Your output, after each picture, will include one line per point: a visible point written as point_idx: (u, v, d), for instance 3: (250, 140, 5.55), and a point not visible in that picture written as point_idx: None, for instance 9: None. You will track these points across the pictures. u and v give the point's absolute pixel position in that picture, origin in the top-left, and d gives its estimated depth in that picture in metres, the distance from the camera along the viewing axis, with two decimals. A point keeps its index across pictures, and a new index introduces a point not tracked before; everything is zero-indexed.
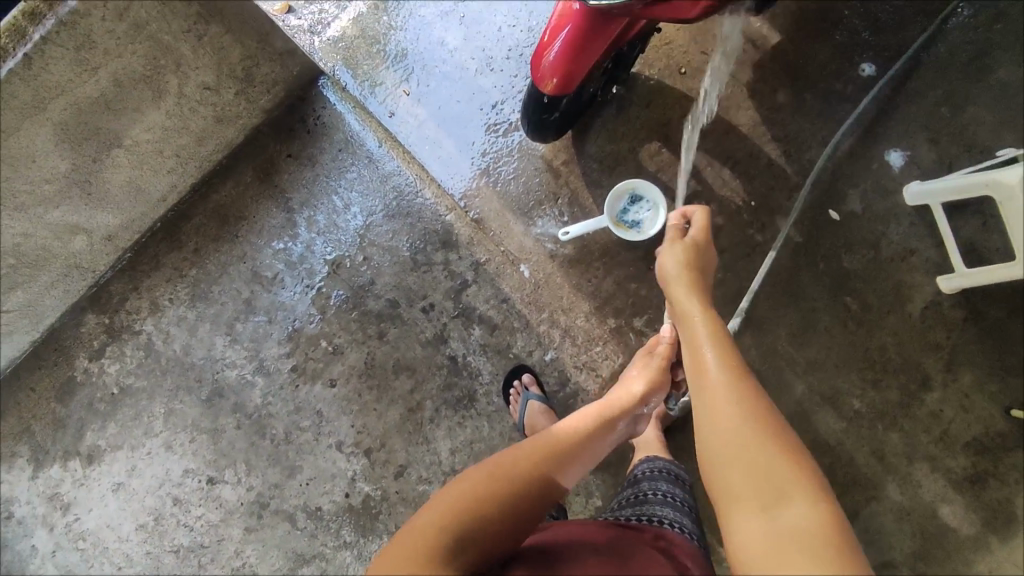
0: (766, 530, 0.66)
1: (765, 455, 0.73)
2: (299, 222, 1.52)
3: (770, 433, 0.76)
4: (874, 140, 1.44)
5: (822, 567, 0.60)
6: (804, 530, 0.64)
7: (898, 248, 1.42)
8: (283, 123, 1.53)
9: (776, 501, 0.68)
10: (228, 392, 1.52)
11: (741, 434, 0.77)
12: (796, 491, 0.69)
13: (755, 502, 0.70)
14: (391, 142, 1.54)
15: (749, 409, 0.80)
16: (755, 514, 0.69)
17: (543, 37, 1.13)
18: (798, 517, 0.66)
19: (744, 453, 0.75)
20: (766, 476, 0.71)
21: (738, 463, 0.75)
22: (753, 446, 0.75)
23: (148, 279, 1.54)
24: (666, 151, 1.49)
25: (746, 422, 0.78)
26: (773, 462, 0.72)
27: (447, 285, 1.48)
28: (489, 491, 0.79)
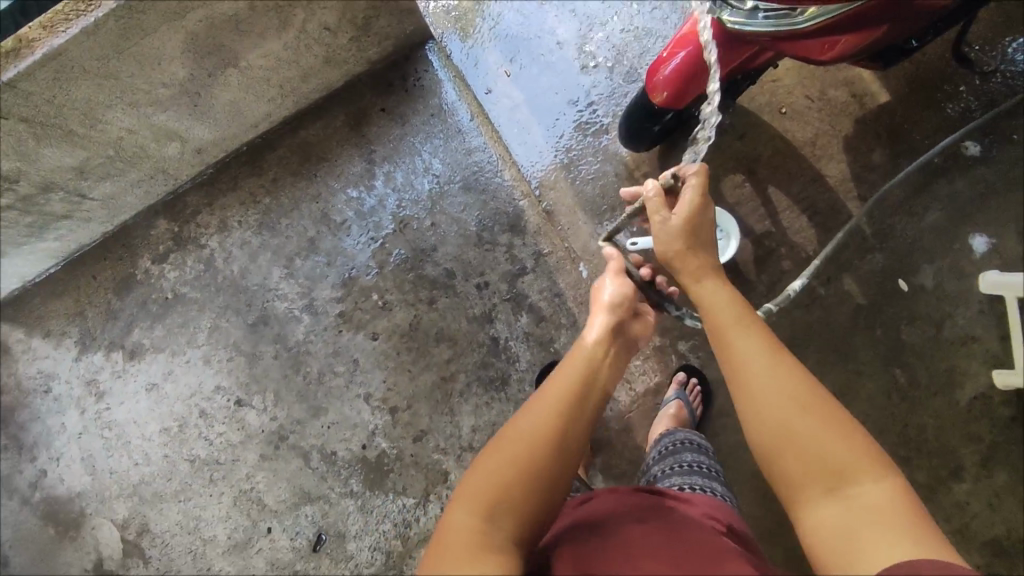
0: (840, 515, 0.68)
1: (823, 441, 0.72)
2: (377, 175, 1.55)
3: (821, 417, 0.74)
4: (962, 221, 1.42)
5: (907, 543, 0.64)
6: (879, 510, 0.67)
7: (961, 332, 1.40)
8: (383, 78, 1.56)
9: (841, 488, 0.69)
10: (273, 322, 1.57)
11: (790, 422, 0.74)
12: (861, 471, 0.69)
13: (820, 487, 0.70)
14: (482, 118, 1.56)
15: (794, 391, 0.77)
16: (824, 500, 0.70)
17: (663, 50, 1.16)
18: (869, 496, 0.68)
19: (799, 440, 0.73)
20: (828, 463, 0.71)
21: (795, 456, 0.73)
22: (807, 437, 0.73)
23: (224, 198, 1.59)
24: (748, 185, 1.49)
25: (794, 410, 0.75)
26: (831, 447, 0.72)
27: (505, 268, 1.50)
28: (513, 471, 0.80)
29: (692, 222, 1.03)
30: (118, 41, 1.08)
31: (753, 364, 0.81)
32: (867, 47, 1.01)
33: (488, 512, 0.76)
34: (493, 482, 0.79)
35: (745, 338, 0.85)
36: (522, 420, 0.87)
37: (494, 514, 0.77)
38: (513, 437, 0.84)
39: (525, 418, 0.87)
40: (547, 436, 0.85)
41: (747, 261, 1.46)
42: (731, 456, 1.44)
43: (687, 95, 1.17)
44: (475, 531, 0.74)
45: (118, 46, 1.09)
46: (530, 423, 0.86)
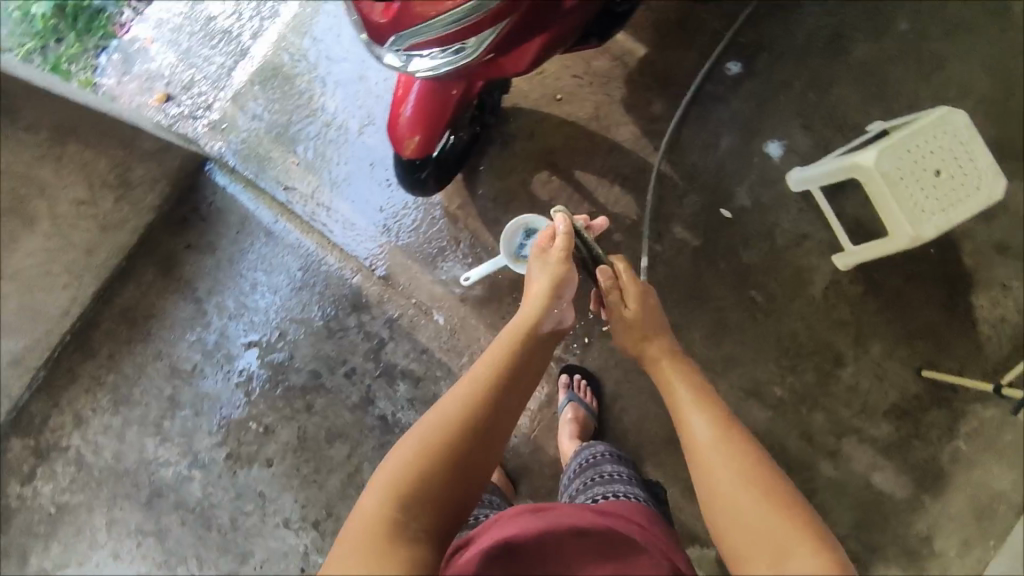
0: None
1: (771, 519, 0.73)
2: (208, 310, 1.51)
3: (769, 494, 0.76)
4: (752, 135, 1.46)
5: None
6: None
7: (792, 235, 1.45)
8: (174, 215, 1.52)
9: (782, 560, 0.69)
10: (166, 491, 1.51)
11: (739, 498, 0.76)
12: (805, 547, 0.70)
13: (763, 561, 0.70)
14: (288, 215, 1.54)
15: (748, 473, 0.79)
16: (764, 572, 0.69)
17: (396, 93, 1.09)
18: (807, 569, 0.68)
19: (751, 517, 0.74)
20: (772, 537, 0.71)
21: (742, 527, 0.74)
22: (753, 509, 0.74)
23: (67, 392, 1.52)
24: (555, 178, 1.50)
25: (743, 485, 0.77)
26: (776, 524, 0.72)
27: (365, 346, 1.49)
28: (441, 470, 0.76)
29: (645, 305, 1.10)
30: None
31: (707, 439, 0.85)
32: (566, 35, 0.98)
33: (406, 504, 0.73)
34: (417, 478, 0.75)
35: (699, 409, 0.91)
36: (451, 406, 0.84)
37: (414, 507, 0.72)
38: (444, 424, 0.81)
39: (451, 403, 0.84)
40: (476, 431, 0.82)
41: None
42: (641, 432, 1.46)
43: (432, 138, 1.11)
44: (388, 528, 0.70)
45: None
46: (446, 421, 0.82)
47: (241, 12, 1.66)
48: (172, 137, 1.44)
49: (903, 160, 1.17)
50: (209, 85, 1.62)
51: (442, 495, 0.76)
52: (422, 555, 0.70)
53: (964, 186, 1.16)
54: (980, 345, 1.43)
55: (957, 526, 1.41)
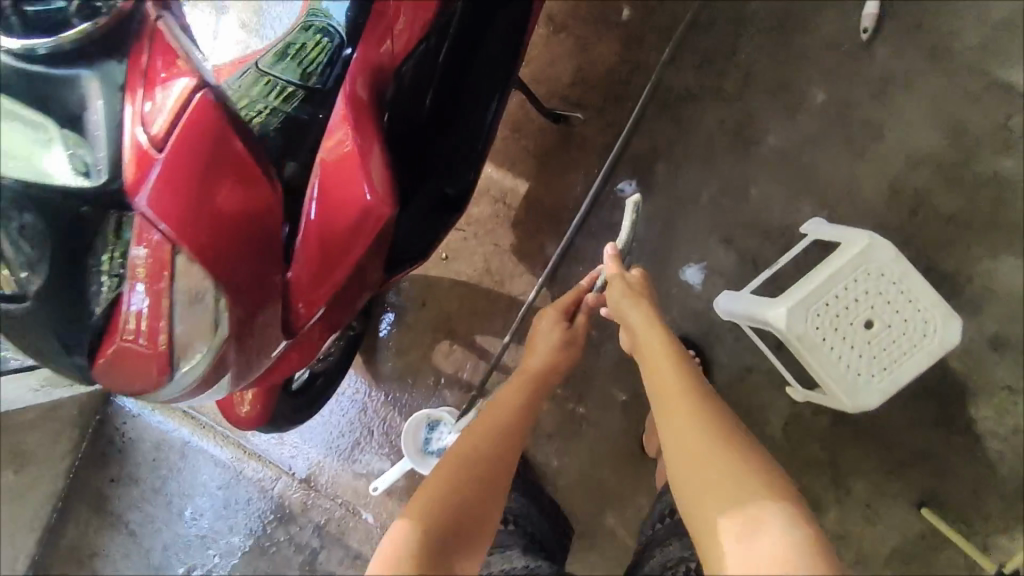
0: (741, 546, 0.68)
1: (738, 486, 0.73)
2: (143, 540, 1.48)
3: (739, 463, 0.75)
4: (665, 262, 1.24)
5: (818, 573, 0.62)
6: (778, 552, 0.65)
7: (733, 370, 1.23)
8: (94, 450, 1.49)
9: (746, 521, 0.69)
10: None
11: (705, 467, 0.77)
12: (769, 500, 0.71)
13: (735, 522, 0.70)
14: (201, 427, 1.46)
15: (722, 437, 0.79)
16: (729, 535, 0.70)
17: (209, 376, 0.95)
18: (771, 539, 0.66)
19: (720, 483, 0.74)
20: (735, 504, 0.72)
21: (695, 495, 0.76)
22: (720, 481, 0.75)
23: None
24: (458, 347, 1.35)
25: (706, 452, 0.78)
26: (741, 488, 0.72)
27: (299, 558, 1.42)
28: (461, 494, 0.86)
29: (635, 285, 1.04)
30: None
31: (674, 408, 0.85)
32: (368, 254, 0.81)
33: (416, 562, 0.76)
34: (448, 497, 0.85)
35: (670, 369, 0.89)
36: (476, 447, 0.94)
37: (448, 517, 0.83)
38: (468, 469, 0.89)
39: (461, 451, 0.93)
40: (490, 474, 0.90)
41: None
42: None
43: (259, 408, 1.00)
44: (428, 535, 0.80)
45: None
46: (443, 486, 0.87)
47: None
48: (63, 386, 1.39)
49: (818, 319, 0.93)
50: None
51: (453, 525, 0.83)
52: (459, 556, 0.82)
53: (904, 338, 0.94)
54: (990, 464, 1.17)
55: None
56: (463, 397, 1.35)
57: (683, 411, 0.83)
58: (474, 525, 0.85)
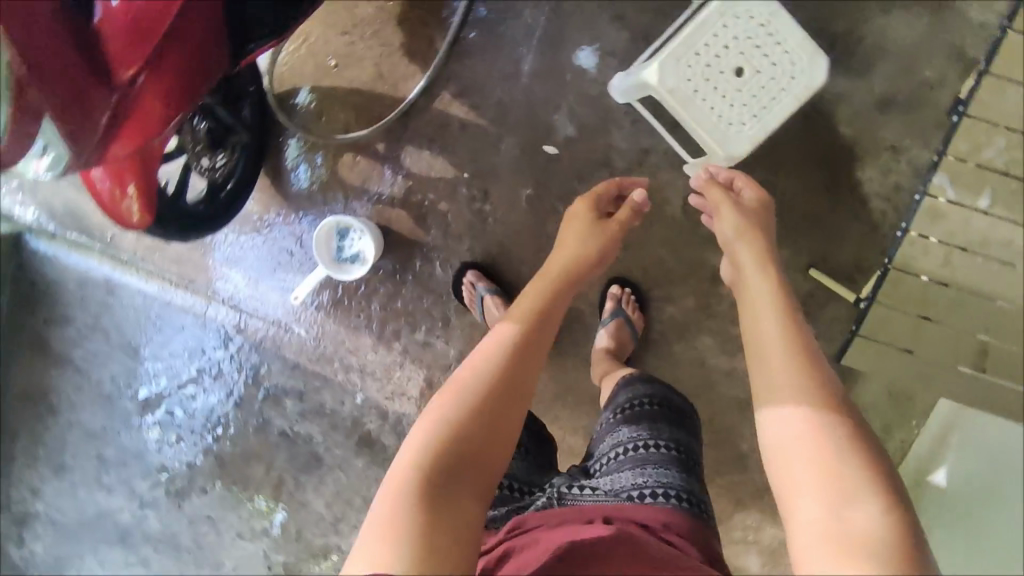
0: (826, 519, 0.61)
1: (838, 474, 0.64)
2: (95, 373, 1.57)
3: (834, 440, 0.67)
4: (557, 49, 1.23)
5: None
6: (870, 535, 0.59)
7: (632, 153, 1.25)
8: (26, 293, 1.53)
9: (826, 436, 0.67)
10: (132, 530, 1.68)
11: (796, 432, 0.69)
12: (863, 493, 0.62)
13: (822, 497, 0.63)
14: (122, 265, 1.51)
15: (813, 408, 0.70)
16: (829, 506, 0.62)
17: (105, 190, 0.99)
18: (862, 518, 0.60)
19: (819, 461, 0.65)
20: (814, 440, 0.67)
21: (817, 465, 0.65)
22: (812, 433, 0.68)
23: (15, 471, 1.66)
24: (360, 159, 1.35)
25: (808, 434, 0.68)
26: (806, 438, 0.68)
27: (243, 376, 1.53)
28: (464, 423, 0.79)
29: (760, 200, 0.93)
30: None
31: (767, 333, 0.79)
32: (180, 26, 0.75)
33: (409, 526, 0.66)
34: (462, 417, 0.79)
35: (777, 323, 0.80)
36: (487, 356, 0.89)
37: (460, 438, 0.77)
38: (471, 390, 0.82)
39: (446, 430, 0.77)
40: (486, 395, 0.82)
41: (409, 227, 1.35)
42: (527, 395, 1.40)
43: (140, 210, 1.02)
44: (440, 467, 0.73)
45: None
46: (430, 451, 0.75)
47: None
48: None
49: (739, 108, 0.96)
50: None
51: (442, 533, 0.67)
52: (467, 494, 0.73)
53: (768, 86, 0.94)
54: (873, 224, 1.23)
55: (875, 409, 1.25)
56: (376, 205, 1.36)
57: (785, 359, 0.76)
58: (485, 462, 0.77)
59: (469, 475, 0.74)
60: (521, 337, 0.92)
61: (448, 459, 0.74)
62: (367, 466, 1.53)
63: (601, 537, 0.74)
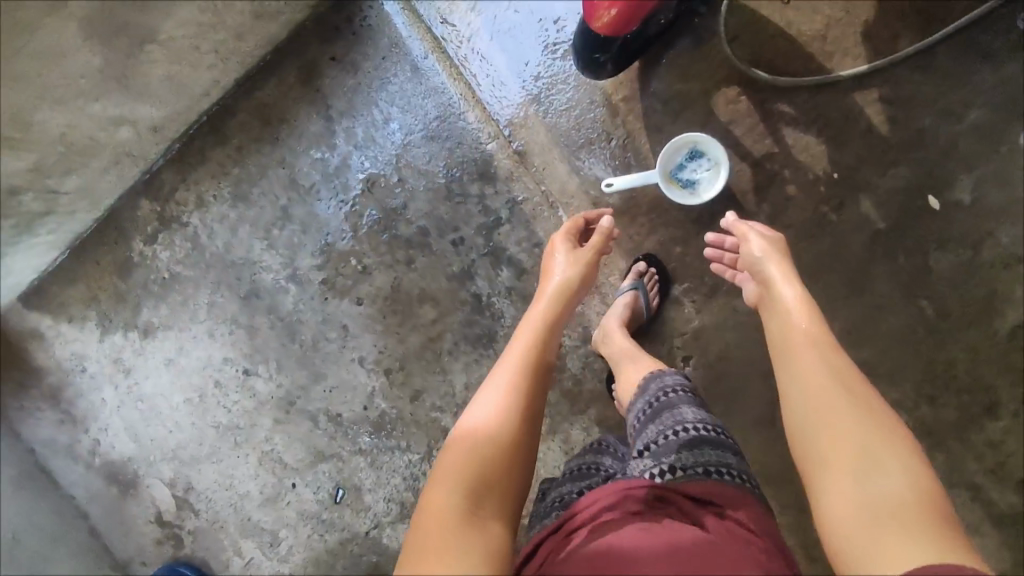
0: (861, 488, 0.74)
1: (868, 448, 0.77)
2: (338, 133, 1.46)
3: (853, 417, 0.81)
4: (1010, 118, 1.18)
5: (916, 539, 0.68)
6: (895, 495, 0.72)
7: (1005, 252, 1.21)
8: (328, 22, 1.43)
9: (848, 415, 0.81)
10: (263, 294, 1.58)
11: (826, 415, 0.83)
12: (888, 460, 0.76)
13: (847, 467, 0.77)
14: (438, 54, 1.41)
15: (842, 393, 0.84)
16: (856, 475, 0.76)
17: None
18: (890, 482, 0.73)
19: (854, 443, 0.78)
20: (839, 417, 0.82)
21: (839, 444, 0.79)
22: (838, 414, 0.82)
23: (195, 172, 1.55)
24: (744, 100, 1.27)
25: (840, 421, 0.81)
26: (841, 419, 0.81)
27: (480, 221, 1.42)
28: (490, 459, 0.85)
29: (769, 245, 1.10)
30: None
31: (796, 340, 0.95)
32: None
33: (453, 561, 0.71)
34: (466, 454, 0.85)
35: (806, 330, 0.95)
36: (484, 402, 0.94)
37: (473, 476, 0.82)
38: (490, 434, 0.88)
39: (463, 462, 0.84)
40: (505, 429, 0.89)
41: (745, 188, 1.28)
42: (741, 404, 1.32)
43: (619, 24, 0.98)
44: (461, 507, 0.78)
45: None
46: (451, 486, 0.81)
47: None
48: None
49: None
50: None
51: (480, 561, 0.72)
52: (492, 531, 0.78)
53: None
54: None
55: None
56: (728, 149, 1.28)
57: (807, 359, 0.91)
58: (500, 493, 0.83)
59: (490, 509, 0.80)
60: (513, 383, 0.97)
61: (462, 498, 0.79)
62: None
63: (632, 522, 0.77)
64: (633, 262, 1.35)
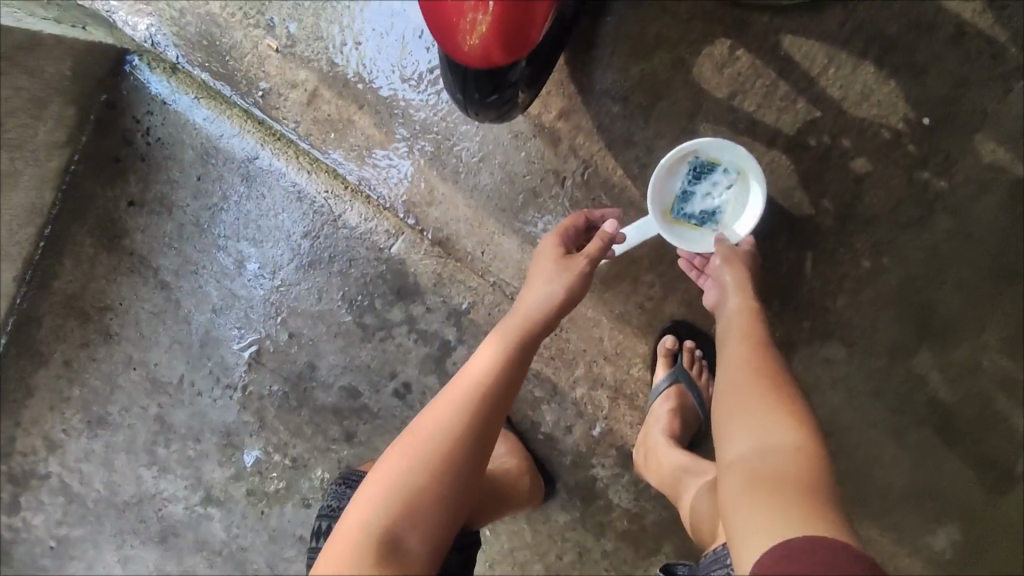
0: (748, 458, 0.55)
1: (764, 419, 0.57)
2: (183, 299, 1.00)
3: (761, 378, 0.61)
4: None
5: (795, 516, 0.47)
6: (779, 469, 0.52)
7: None
8: (103, 153, 0.95)
9: (754, 372, 0.62)
10: (182, 530, 1.13)
11: (733, 375, 0.63)
12: (781, 427, 0.56)
13: (742, 433, 0.57)
14: (275, 142, 0.94)
15: (753, 365, 0.63)
16: (745, 438, 0.56)
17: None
18: (782, 453, 0.53)
19: (749, 413, 0.58)
20: (740, 372, 0.63)
21: (736, 404, 0.60)
22: (743, 372, 0.62)
23: (28, 409, 1.11)
24: (742, 56, 0.80)
25: (740, 393, 0.60)
26: (747, 381, 0.61)
27: (422, 353, 0.96)
28: (381, 537, 0.59)
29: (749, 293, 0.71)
30: None
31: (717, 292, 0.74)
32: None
33: None
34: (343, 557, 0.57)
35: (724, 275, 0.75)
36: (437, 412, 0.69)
37: None
38: (422, 463, 0.64)
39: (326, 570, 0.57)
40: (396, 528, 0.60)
41: (787, 188, 0.81)
42: (885, 488, 0.88)
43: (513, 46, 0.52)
44: None
45: None
46: None
47: None
48: (58, 25, 0.87)
49: None
50: None
51: None
52: None
53: None
54: None
55: None
56: (743, 137, 0.81)
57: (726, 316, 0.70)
58: None
59: None
60: (475, 405, 0.69)
61: None
62: (571, 525, 1.00)
63: None
64: (658, 338, 0.90)
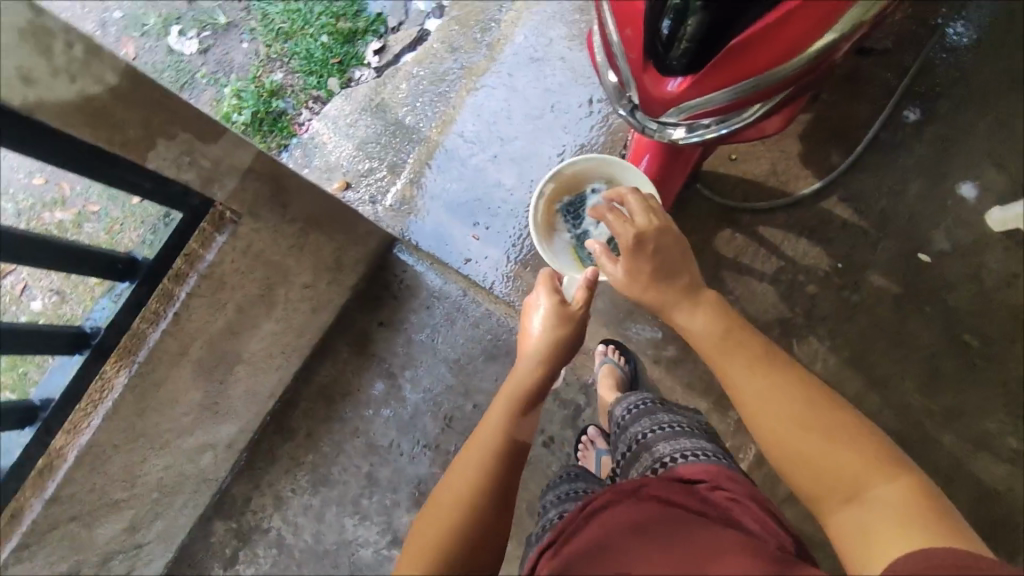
0: (865, 515, 0.67)
1: (853, 471, 0.70)
2: (403, 384, 1.54)
3: (818, 431, 0.73)
4: (943, 179, 1.48)
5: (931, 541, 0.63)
6: (896, 508, 0.66)
7: (1001, 276, 1.42)
8: (368, 294, 1.59)
9: (812, 431, 0.74)
10: (367, 572, 1.48)
11: (800, 438, 0.74)
12: (874, 478, 0.69)
13: (836, 495, 0.70)
14: (473, 288, 1.58)
15: (803, 422, 0.75)
16: (849, 504, 0.69)
17: None
18: (893, 498, 0.67)
19: (839, 466, 0.71)
20: (797, 431, 0.74)
21: (827, 464, 0.72)
22: (801, 436, 0.74)
23: (268, 474, 1.54)
24: (739, 236, 1.51)
25: (816, 449, 0.73)
26: (815, 438, 0.73)
27: (562, 414, 1.50)
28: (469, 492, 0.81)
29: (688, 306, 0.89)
30: (137, 406, 1.10)
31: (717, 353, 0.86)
32: (785, 82, 0.99)
33: None
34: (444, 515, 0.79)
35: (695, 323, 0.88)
36: (476, 441, 0.88)
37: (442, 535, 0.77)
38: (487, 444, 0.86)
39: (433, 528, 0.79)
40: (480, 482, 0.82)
41: (774, 303, 1.47)
42: None
43: None
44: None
45: (139, 409, 1.10)
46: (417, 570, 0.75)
47: (416, 102, 1.72)
48: None
49: None
50: (387, 170, 1.68)
51: None
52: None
53: None
54: None
55: None
56: (746, 276, 1.49)
57: (748, 382, 0.80)
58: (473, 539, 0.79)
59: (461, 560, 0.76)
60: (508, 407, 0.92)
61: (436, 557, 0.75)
62: None
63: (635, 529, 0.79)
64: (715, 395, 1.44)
